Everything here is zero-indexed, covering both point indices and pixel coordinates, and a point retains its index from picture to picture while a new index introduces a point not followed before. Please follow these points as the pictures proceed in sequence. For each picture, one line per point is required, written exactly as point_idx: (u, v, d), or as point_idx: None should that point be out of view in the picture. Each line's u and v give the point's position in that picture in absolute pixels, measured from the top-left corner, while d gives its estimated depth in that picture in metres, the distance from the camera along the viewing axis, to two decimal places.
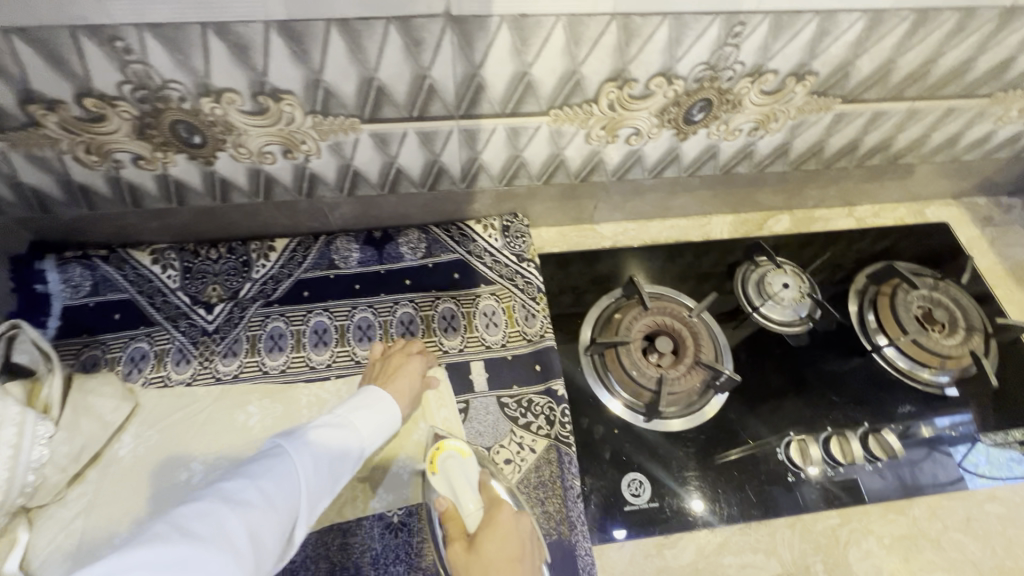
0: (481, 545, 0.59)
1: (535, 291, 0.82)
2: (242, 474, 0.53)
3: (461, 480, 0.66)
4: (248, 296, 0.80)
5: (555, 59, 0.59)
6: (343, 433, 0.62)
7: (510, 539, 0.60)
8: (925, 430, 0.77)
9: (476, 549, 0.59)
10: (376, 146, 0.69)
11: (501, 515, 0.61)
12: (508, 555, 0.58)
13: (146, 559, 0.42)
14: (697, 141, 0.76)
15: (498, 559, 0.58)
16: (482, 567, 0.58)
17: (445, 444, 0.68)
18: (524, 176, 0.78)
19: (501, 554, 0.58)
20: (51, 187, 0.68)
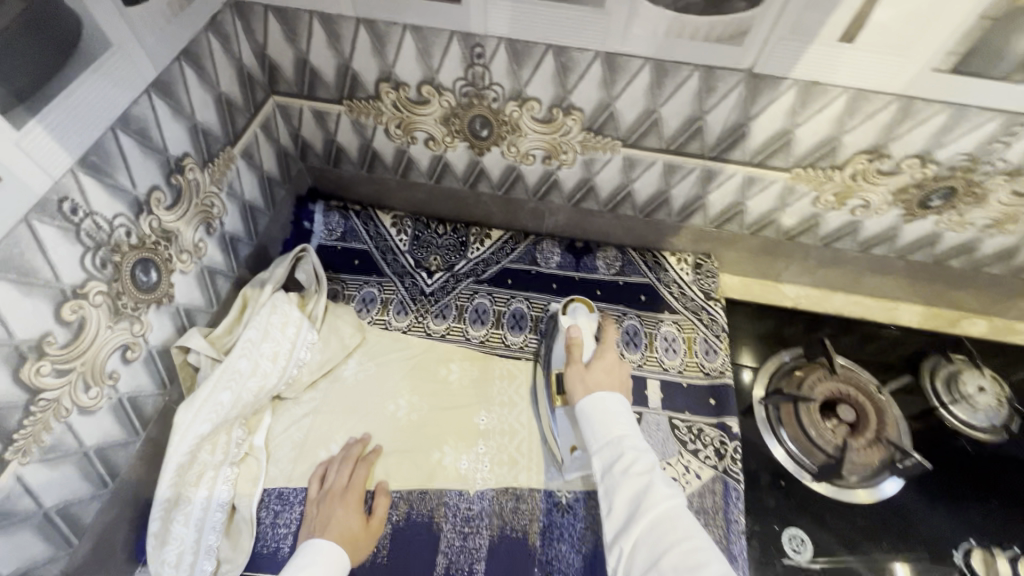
0: (592, 370, 0.70)
1: (718, 329, 0.86)
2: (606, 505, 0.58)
3: (585, 322, 0.80)
4: (462, 271, 0.91)
5: (823, 125, 0.65)
6: (592, 439, 0.63)
7: (616, 369, 0.71)
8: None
9: (587, 368, 0.70)
10: (623, 168, 0.77)
11: (611, 354, 0.72)
12: (612, 381, 0.69)
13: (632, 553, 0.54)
14: (923, 225, 0.77)
15: (604, 380, 0.69)
16: (591, 381, 0.69)
17: (576, 299, 0.83)
18: (736, 222, 0.84)
19: (606, 378, 0.69)
20: (352, 148, 0.84)
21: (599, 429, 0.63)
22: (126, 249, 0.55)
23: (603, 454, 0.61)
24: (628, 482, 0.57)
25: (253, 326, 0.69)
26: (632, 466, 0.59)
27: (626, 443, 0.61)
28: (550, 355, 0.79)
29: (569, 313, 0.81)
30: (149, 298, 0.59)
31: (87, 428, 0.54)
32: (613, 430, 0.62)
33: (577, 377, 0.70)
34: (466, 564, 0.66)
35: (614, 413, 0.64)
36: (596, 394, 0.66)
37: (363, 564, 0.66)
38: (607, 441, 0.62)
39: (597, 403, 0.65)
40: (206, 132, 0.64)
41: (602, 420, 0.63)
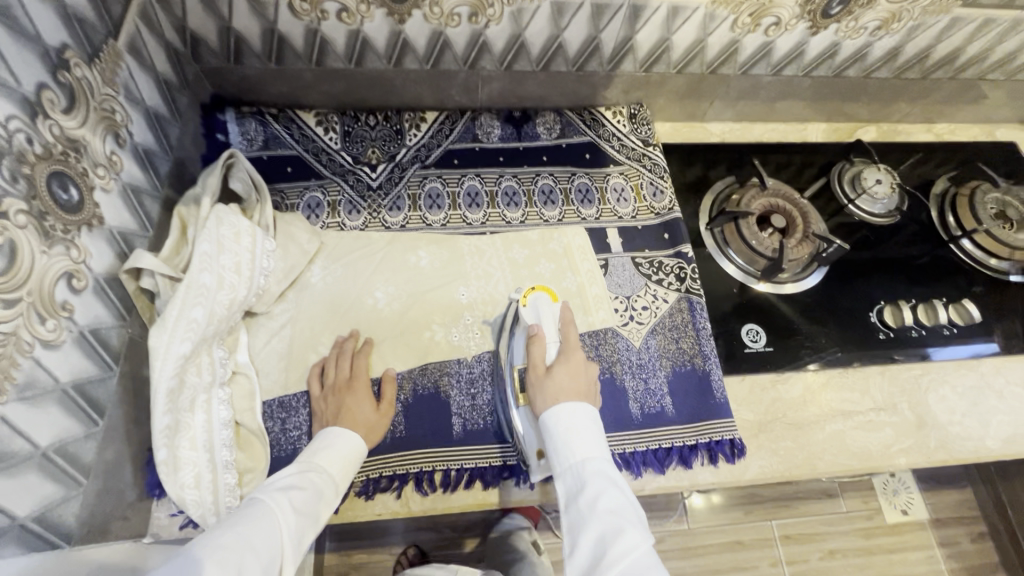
0: (555, 373, 0.64)
1: (660, 171, 0.91)
2: (569, 535, 0.53)
3: (545, 313, 0.70)
4: (406, 159, 0.87)
5: None
6: (559, 461, 0.58)
7: (581, 373, 0.64)
8: (927, 317, 0.85)
9: (549, 373, 0.64)
10: (551, 15, 0.75)
11: (577, 358, 0.65)
12: (577, 388, 0.62)
13: None
14: (825, 37, 0.84)
15: (568, 386, 0.62)
16: (554, 390, 0.62)
17: (537, 287, 0.72)
18: (664, 63, 0.86)
19: (569, 385, 0.62)
20: (254, 35, 0.75)
21: (565, 451, 0.58)
22: (34, 160, 0.47)
23: (566, 479, 0.57)
24: (592, 519, 0.52)
25: (205, 240, 0.64)
26: (599, 499, 0.53)
27: (593, 468, 0.56)
28: (512, 349, 0.71)
29: (529, 304, 0.70)
30: (77, 219, 0.52)
31: (57, 363, 0.49)
32: (579, 453, 0.57)
33: (538, 385, 0.63)
34: (480, 419, 0.71)
35: (580, 433, 0.58)
36: (560, 406, 0.60)
37: (384, 441, 0.68)
38: (572, 467, 0.57)
39: (561, 420, 0.59)
40: (82, 18, 0.54)
41: (568, 439, 0.58)
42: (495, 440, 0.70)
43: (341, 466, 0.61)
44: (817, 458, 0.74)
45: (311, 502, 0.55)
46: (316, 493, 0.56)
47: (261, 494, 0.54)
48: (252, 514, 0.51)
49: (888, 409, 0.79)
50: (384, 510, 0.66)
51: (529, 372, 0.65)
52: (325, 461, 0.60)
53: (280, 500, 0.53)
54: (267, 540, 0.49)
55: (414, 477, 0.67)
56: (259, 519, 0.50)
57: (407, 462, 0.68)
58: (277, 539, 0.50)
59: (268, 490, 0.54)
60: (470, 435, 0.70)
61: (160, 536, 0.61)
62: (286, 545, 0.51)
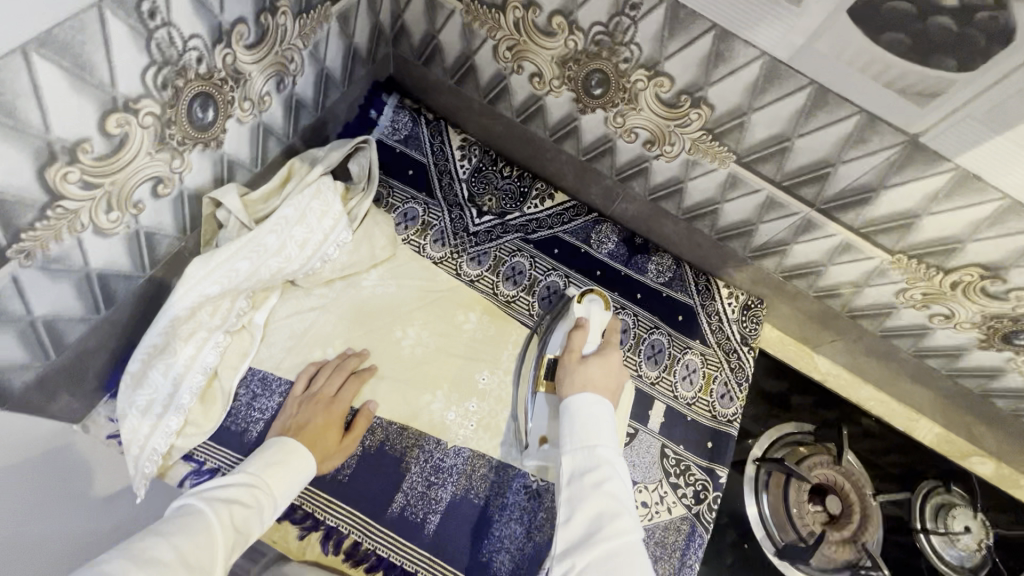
0: (590, 363, 0.60)
1: (741, 377, 0.83)
2: (563, 512, 0.49)
3: (596, 312, 0.68)
4: (513, 223, 0.85)
5: (957, 223, 0.59)
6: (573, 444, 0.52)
7: (614, 374, 0.59)
8: None
9: (584, 361, 0.60)
10: (723, 183, 0.71)
11: (614, 356, 0.61)
12: (606, 384, 0.58)
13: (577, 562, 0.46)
14: (992, 358, 0.73)
15: (599, 382, 0.58)
16: (583, 379, 0.58)
17: (593, 292, 0.71)
18: (807, 281, 0.79)
19: (602, 379, 0.58)
20: (451, 52, 0.76)
21: (577, 429, 0.53)
22: (191, 77, 0.49)
23: (575, 458, 0.51)
24: (593, 497, 0.48)
25: (291, 205, 0.64)
26: (602, 485, 0.48)
27: (603, 453, 0.50)
28: (549, 339, 0.69)
29: (583, 303, 0.69)
30: (198, 138, 0.54)
31: (97, 251, 0.50)
32: (593, 435, 0.52)
33: (570, 367, 0.60)
34: (420, 512, 0.65)
35: (596, 415, 0.53)
36: (584, 392, 0.55)
37: (324, 476, 0.64)
38: (584, 446, 0.51)
39: (581, 405, 0.54)
40: None
41: (583, 421, 0.53)
42: (422, 544, 0.64)
43: (285, 484, 0.56)
44: None
45: (250, 518, 0.51)
46: (257, 509, 0.52)
47: (197, 500, 0.49)
48: (184, 525, 0.46)
49: None
50: (281, 542, 0.62)
51: (563, 356, 0.62)
52: (270, 478, 0.55)
53: (221, 509, 0.49)
54: (203, 562, 0.45)
55: (325, 530, 0.63)
56: (195, 530, 0.46)
57: (329, 510, 0.63)
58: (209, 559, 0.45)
59: (208, 496, 0.49)
60: (400, 523, 0.65)
61: (87, 430, 0.61)
62: (219, 567, 0.47)
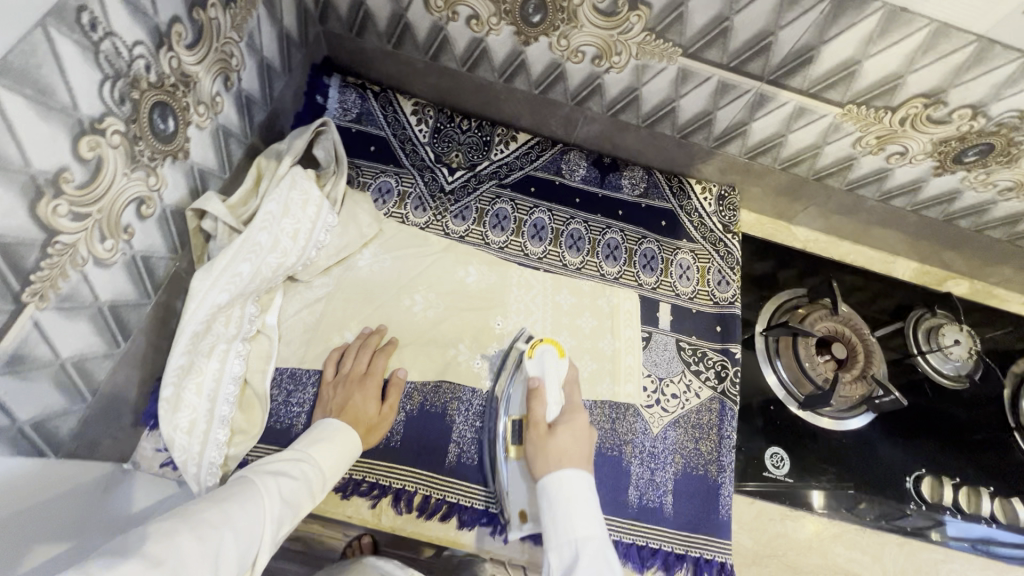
0: (557, 435, 0.61)
1: (732, 261, 0.87)
2: None
3: (550, 366, 0.67)
4: (485, 173, 0.86)
5: (894, 59, 0.63)
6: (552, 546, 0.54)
7: (584, 437, 0.62)
8: (969, 501, 0.78)
9: (552, 433, 0.61)
10: (674, 79, 0.73)
11: (580, 419, 0.63)
12: (578, 452, 0.60)
13: None
14: (948, 181, 0.79)
15: (570, 450, 0.59)
16: (555, 450, 0.60)
17: (546, 340, 0.68)
18: (770, 156, 0.83)
19: (571, 448, 0.60)
20: (382, 15, 0.75)
21: (560, 524, 0.54)
22: (145, 87, 0.48)
23: (562, 553, 0.53)
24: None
25: (273, 199, 0.64)
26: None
27: (590, 548, 0.52)
28: (510, 397, 0.69)
29: (535, 356, 0.67)
30: (166, 150, 0.53)
31: (102, 282, 0.50)
32: (579, 529, 0.54)
33: (537, 446, 0.61)
34: (477, 455, 0.69)
35: (576, 503, 0.55)
36: (561, 472, 0.57)
37: (377, 446, 0.67)
38: (570, 541, 0.53)
39: (560, 490, 0.56)
40: None
41: (567, 508, 0.55)
42: (486, 481, 0.68)
43: (332, 463, 0.59)
44: None
45: (299, 492, 0.53)
46: (305, 484, 0.54)
47: (249, 473, 0.52)
48: (237, 491, 0.49)
49: None
50: (354, 515, 0.64)
51: (531, 430, 0.62)
52: (321, 453, 0.58)
53: (270, 483, 0.51)
54: (252, 523, 0.46)
55: (394, 492, 0.66)
56: (247, 498, 0.48)
57: (393, 476, 0.66)
58: (261, 523, 0.47)
59: (258, 470, 0.52)
60: (462, 469, 0.68)
61: (139, 465, 0.62)
62: (269, 530, 0.48)
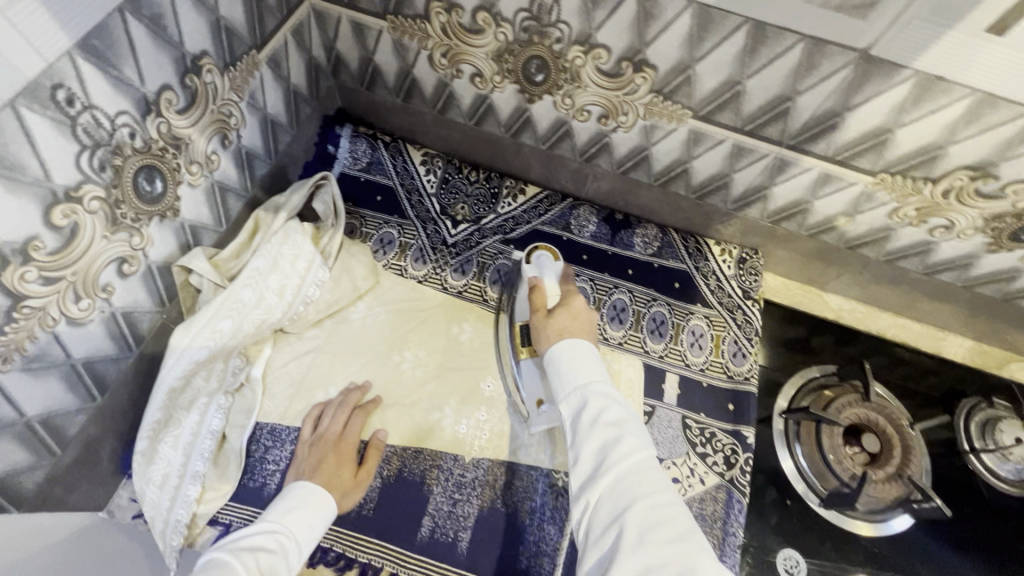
0: (556, 315, 0.63)
1: (751, 332, 0.80)
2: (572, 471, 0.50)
3: (548, 269, 0.69)
4: (490, 227, 0.84)
5: (931, 130, 0.56)
6: (567, 398, 0.55)
7: (584, 317, 0.63)
8: None
9: (550, 315, 0.63)
10: (686, 141, 0.69)
11: (577, 301, 0.65)
12: (579, 327, 0.61)
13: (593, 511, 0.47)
14: (1005, 259, 0.69)
15: (571, 326, 0.61)
16: (558, 328, 0.61)
17: (540, 248, 0.73)
18: (796, 221, 0.76)
19: (572, 325, 0.62)
20: (390, 71, 0.76)
21: (567, 376, 0.56)
22: (129, 154, 0.49)
23: (570, 401, 0.55)
24: (595, 428, 0.51)
25: (263, 255, 0.64)
26: (601, 415, 0.51)
27: (596, 388, 0.54)
28: (516, 307, 0.71)
29: (532, 262, 0.71)
30: (152, 210, 0.54)
31: (76, 341, 0.51)
32: (582, 375, 0.56)
33: (541, 326, 0.63)
34: (451, 531, 0.65)
35: (581, 358, 0.57)
36: (563, 340, 0.59)
37: (349, 513, 0.64)
38: (576, 387, 0.55)
39: (563, 351, 0.58)
40: (231, 31, 0.57)
41: (571, 364, 0.57)
42: (459, 563, 0.63)
43: (309, 527, 0.57)
44: None
45: (276, 561, 0.52)
46: (280, 552, 0.53)
47: (226, 552, 0.51)
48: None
49: None
50: None
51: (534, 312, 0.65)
52: (293, 522, 0.56)
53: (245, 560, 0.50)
54: None
55: (360, 566, 0.63)
56: None
57: (361, 547, 0.63)
58: None
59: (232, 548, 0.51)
60: (434, 544, 0.64)
61: (112, 515, 0.63)
62: None
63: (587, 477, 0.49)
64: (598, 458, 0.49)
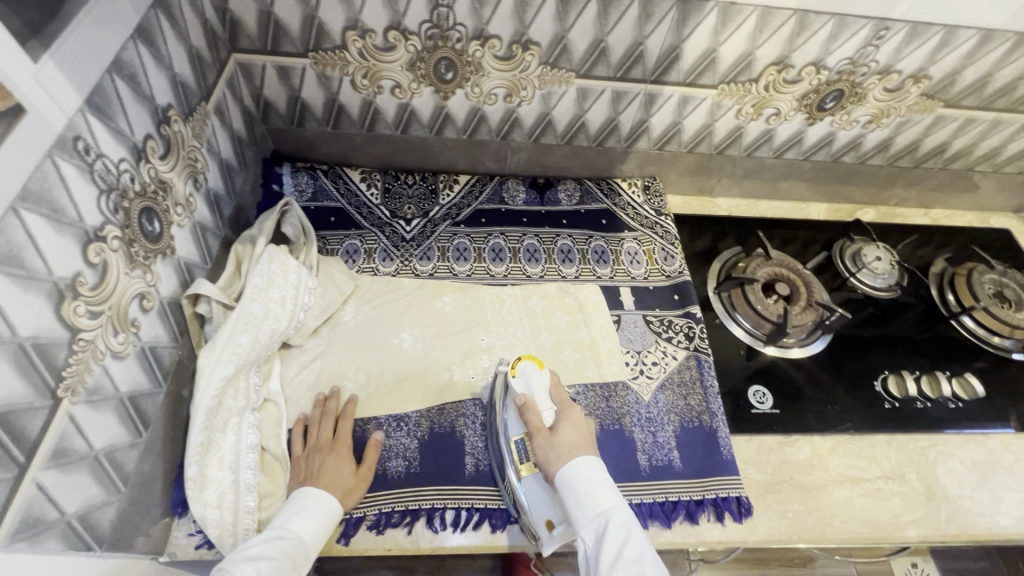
0: (560, 431, 0.66)
1: (672, 238, 0.98)
2: None
3: (535, 379, 0.71)
4: (438, 216, 0.96)
5: (740, 41, 0.78)
6: (585, 524, 0.58)
7: (583, 426, 0.67)
8: (930, 386, 0.87)
9: (554, 432, 0.66)
10: (577, 98, 0.86)
11: (576, 414, 0.68)
12: (581, 439, 0.65)
13: None
14: (822, 127, 0.93)
15: (577, 441, 0.65)
16: (565, 446, 0.64)
17: (524, 357, 0.73)
18: (675, 143, 0.96)
19: (577, 439, 0.65)
20: (318, 103, 0.86)
21: (584, 503, 0.59)
22: (132, 196, 0.56)
23: (592, 528, 0.58)
24: (618, 565, 0.53)
25: (258, 274, 0.71)
26: (621, 554, 0.54)
27: (616, 519, 0.58)
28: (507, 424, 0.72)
29: (519, 373, 0.71)
30: (156, 249, 0.60)
31: (121, 373, 0.55)
32: (603, 503, 0.59)
33: (544, 446, 0.65)
34: (492, 459, 0.74)
35: (598, 484, 0.60)
36: (576, 459, 0.62)
37: (400, 476, 0.71)
38: (596, 517, 0.58)
39: (577, 471, 0.61)
40: (184, 84, 0.65)
41: (589, 492, 0.60)
42: (507, 481, 0.72)
43: (315, 531, 0.61)
44: (827, 525, 0.73)
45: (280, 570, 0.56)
46: (285, 560, 0.57)
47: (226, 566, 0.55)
48: None
49: (896, 479, 0.79)
50: (393, 546, 0.67)
51: (533, 428, 0.67)
52: (297, 526, 0.61)
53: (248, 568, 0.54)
54: None
55: (426, 513, 0.69)
56: None
57: (419, 499, 0.70)
58: None
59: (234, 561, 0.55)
60: (481, 476, 0.73)
61: (176, 555, 0.63)
62: None
63: None
64: None
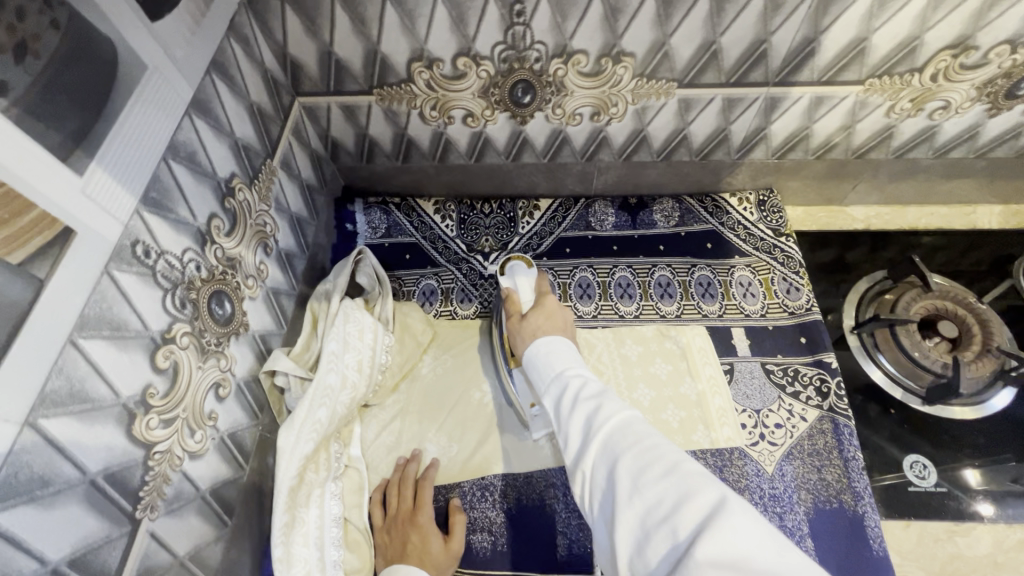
0: (530, 317, 0.67)
1: (796, 265, 0.82)
2: (568, 462, 0.50)
3: (520, 275, 0.75)
4: (517, 248, 0.87)
5: (903, 25, 0.59)
6: (549, 385, 0.57)
7: (556, 317, 0.67)
8: None
9: (525, 318, 0.67)
10: (678, 111, 0.72)
11: (549, 301, 0.69)
12: (552, 325, 0.66)
13: (593, 500, 0.47)
14: (1009, 118, 0.72)
15: (545, 325, 0.65)
16: (531, 329, 0.66)
17: (515, 257, 0.78)
18: (801, 149, 0.79)
19: (546, 324, 0.66)
20: (386, 139, 0.80)
21: (545, 369, 0.59)
22: (200, 284, 0.52)
23: (551, 391, 0.56)
24: (576, 404, 0.51)
25: (332, 339, 0.67)
26: (581, 390, 0.52)
27: (573, 373, 0.56)
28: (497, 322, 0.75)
29: (508, 271, 0.77)
30: (228, 331, 0.57)
31: (200, 473, 0.53)
32: (558, 365, 0.57)
33: (516, 330, 0.67)
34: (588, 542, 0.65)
35: (555, 351, 0.60)
36: (537, 338, 0.63)
37: (485, 554, 0.65)
38: (554, 378, 0.57)
39: (539, 347, 0.61)
40: (246, 146, 0.61)
41: (548, 360, 0.59)
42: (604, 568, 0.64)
43: None
44: None
45: None
46: None
47: None
48: None
49: None
50: None
51: (508, 317, 0.70)
52: None
53: None
54: None
55: None
56: None
57: None
58: None
59: None
60: (576, 560, 0.64)
61: None
62: None
63: (581, 438, 0.49)
64: (589, 411, 0.50)
